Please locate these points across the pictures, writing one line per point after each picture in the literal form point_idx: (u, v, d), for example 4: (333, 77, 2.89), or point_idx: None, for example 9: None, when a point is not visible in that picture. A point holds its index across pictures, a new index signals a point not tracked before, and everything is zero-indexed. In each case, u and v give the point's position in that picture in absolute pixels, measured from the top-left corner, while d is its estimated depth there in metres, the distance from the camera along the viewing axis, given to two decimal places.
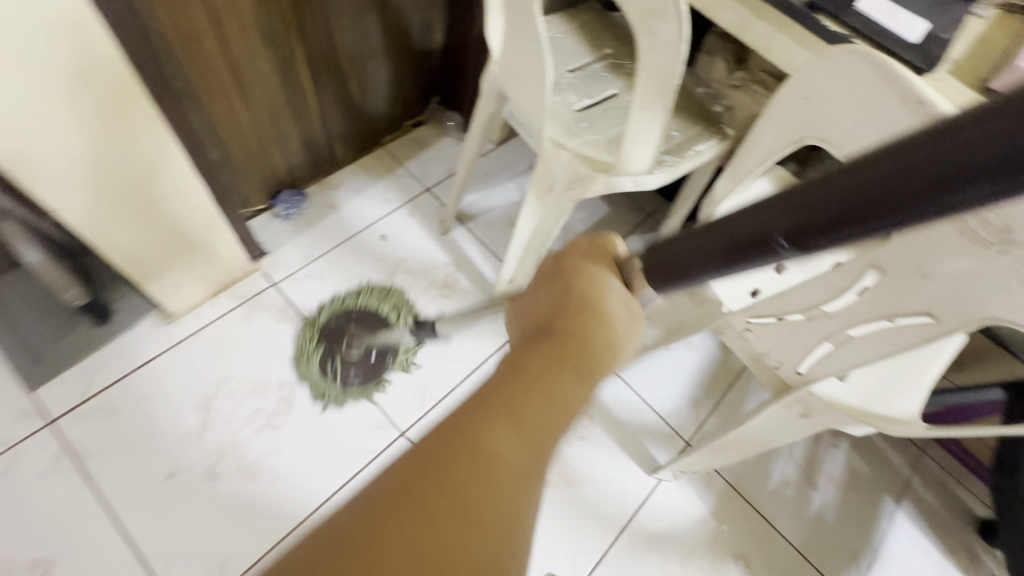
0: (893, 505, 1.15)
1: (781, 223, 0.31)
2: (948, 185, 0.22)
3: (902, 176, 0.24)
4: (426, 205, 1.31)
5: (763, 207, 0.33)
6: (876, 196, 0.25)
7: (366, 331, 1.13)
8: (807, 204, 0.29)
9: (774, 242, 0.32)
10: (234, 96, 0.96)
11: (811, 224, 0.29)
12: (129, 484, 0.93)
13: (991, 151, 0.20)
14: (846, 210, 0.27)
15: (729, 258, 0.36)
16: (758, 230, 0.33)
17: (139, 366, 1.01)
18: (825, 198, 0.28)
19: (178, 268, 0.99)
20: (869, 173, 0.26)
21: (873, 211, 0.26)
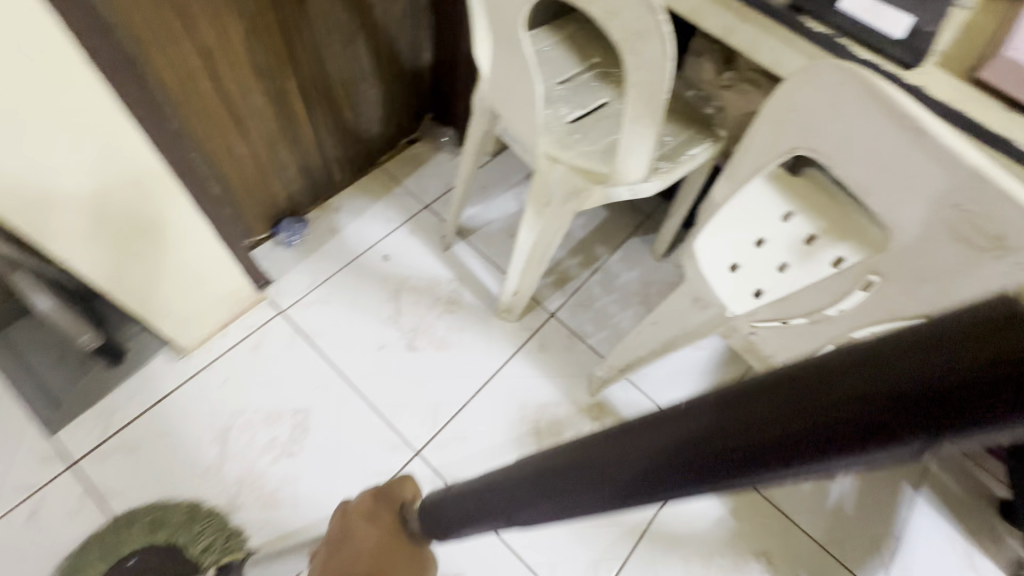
0: (912, 491, 1.15)
1: (684, 459, 0.21)
2: (910, 419, 0.16)
3: (830, 414, 0.17)
4: (426, 222, 1.32)
5: (652, 427, 0.24)
6: (821, 436, 0.17)
7: (375, 353, 1.14)
8: (702, 445, 0.21)
9: (680, 480, 0.22)
10: (231, 132, 0.98)
11: (732, 466, 0.20)
12: (153, 521, 0.94)
13: (960, 384, 0.15)
14: (767, 442, 0.19)
15: (619, 486, 0.25)
16: (655, 468, 0.23)
17: (154, 403, 1.03)
18: (734, 423, 0.20)
19: (190, 303, 1.01)
20: (791, 399, 0.19)
21: (791, 453, 0.18)
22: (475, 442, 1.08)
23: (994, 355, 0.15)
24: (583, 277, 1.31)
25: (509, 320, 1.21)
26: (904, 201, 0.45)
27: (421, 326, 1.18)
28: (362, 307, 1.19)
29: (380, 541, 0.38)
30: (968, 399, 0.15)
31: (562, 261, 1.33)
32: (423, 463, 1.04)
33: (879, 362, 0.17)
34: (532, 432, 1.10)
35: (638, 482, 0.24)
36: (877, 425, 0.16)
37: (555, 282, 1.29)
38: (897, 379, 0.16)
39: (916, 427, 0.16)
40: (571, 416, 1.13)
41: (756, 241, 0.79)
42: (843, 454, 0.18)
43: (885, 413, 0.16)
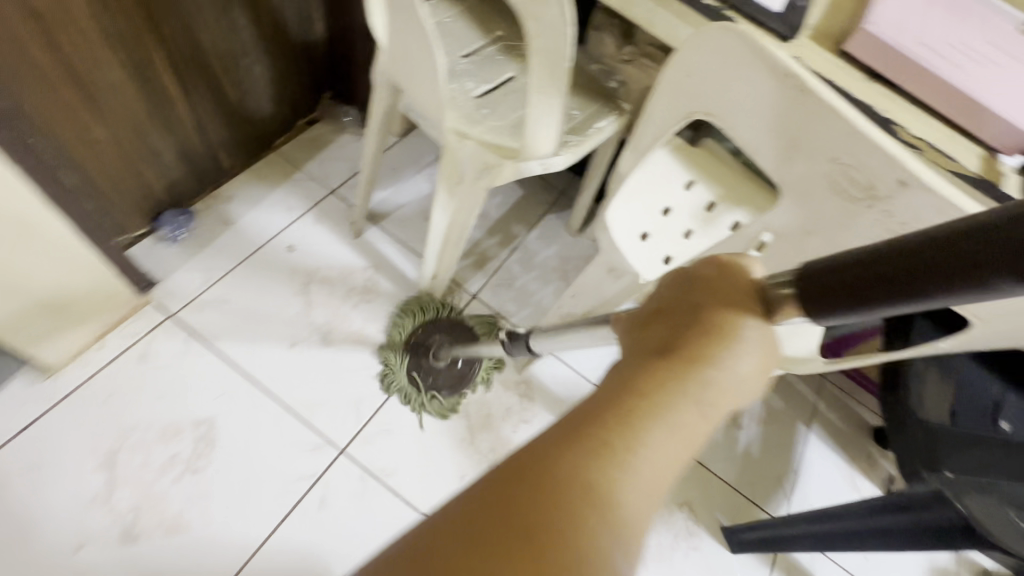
0: (806, 430, 1.28)
1: (835, 290, 0.30)
2: (964, 274, 0.24)
3: (912, 263, 0.26)
4: (333, 208, 1.24)
5: (814, 273, 0.32)
6: (912, 276, 0.26)
7: (286, 351, 1.06)
8: (838, 278, 0.30)
9: (831, 305, 0.31)
10: (84, 111, 0.84)
11: (872, 297, 0.28)
12: (25, 567, 0.81)
13: (991, 247, 0.23)
14: (893, 279, 0.27)
15: (796, 311, 0.32)
16: (807, 298, 0.32)
17: (18, 433, 0.88)
18: (856, 272, 0.29)
19: (52, 313, 0.87)
20: (914, 256, 0.26)
21: (890, 294, 0.27)
22: (404, 432, 1.04)
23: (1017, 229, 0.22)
24: (503, 256, 1.30)
25: (430, 305, 1.18)
26: (790, 160, 0.49)
27: (335, 319, 1.11)
28: (267, 304, 1.09)
29: (734, 298, 0.36)
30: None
31: (480, 242, 1.31)
32: (348, 461, 0.99)
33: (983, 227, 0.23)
34: (461, 417, 1.08)
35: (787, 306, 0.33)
36: (969, 269, 0.24)
37: (474, 264, 1.27)
38: (966, 246, 0.24)
39: (987, 275, 0.23)
40: (500, 396, 1.13)
41: (662, 211, 0.82)
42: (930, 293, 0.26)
43: (968, 264, 0.24)
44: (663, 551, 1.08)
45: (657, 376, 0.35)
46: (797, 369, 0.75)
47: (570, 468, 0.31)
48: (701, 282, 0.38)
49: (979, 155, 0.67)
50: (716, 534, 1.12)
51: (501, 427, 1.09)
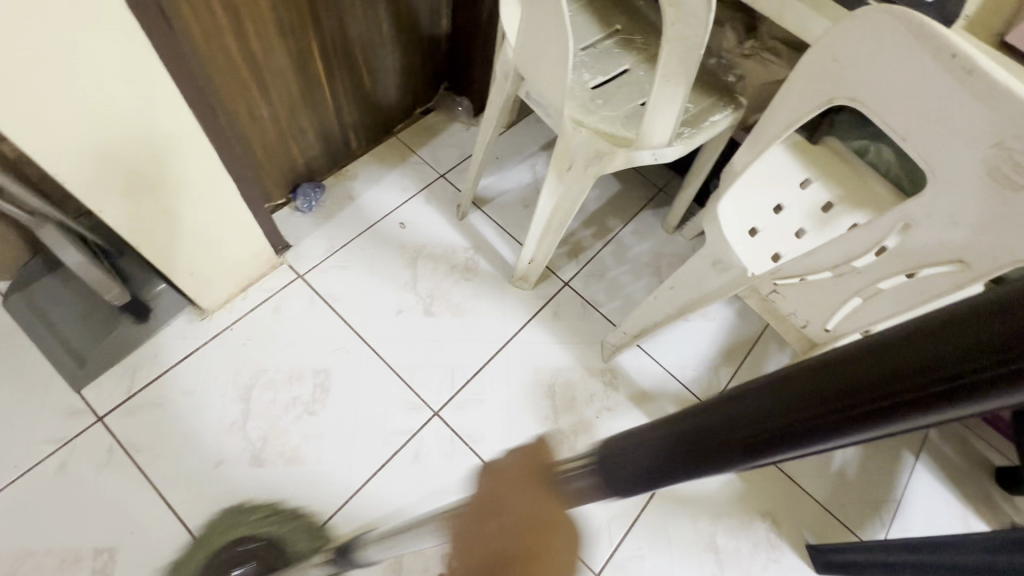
0: (912, 459, 1.19)
1: (714, 440, 0.22)
2: (967, 376, 0.16)
3: (860, 378, 0.19)
4: (441, 191, 1.33)
5: (690, 413, 0.24)
6: (865, 397, 0.18)
7: (393, 317, 1.16)
8: (744, 413, 0.22)
9: (714, 457, 0.23)
10: (254, 91, 0.98)
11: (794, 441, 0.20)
12: (177, 472, 0.96)
13: (990, 334, 0.16)
14: (804, 413, 0.20)
15: (692, 460, 0.23)
16: (710, 446, 0.23)
17: (177, 362, 1.04)
18: (778, 399, 0.21)
19: (213, 263, 1.02)
20: (827, 378, 0.19)
21: (825, 425, 0.19)
22: (492, 403, 1.10)
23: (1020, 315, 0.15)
24: (596, 248, 1.33)
25: (524, 288, 1.23)
26: (942, 147, 0.48)
27: (437, 293, 1.20)
28: (380, 273, 1.20)
29: (530, 475, 0.31)
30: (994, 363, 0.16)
31: (575, 232, 1.34)
32: (440, 423, 1.06)
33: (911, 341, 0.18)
34: (546, 397, 1.12)
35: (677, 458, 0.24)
36: (918, 387, 0.17)
37: (568, 253, 1.31)
38: (951, 338, 0.17)
39: (939, 396, 0.17)
40: (585, 383, 1.15)
41: (776, 207, 0.81)
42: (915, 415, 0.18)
43: (904, 378, 0.18)
44: (742, 559, 1.05)
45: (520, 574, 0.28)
46: None
47: None
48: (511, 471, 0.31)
49: None
50: (802, 552, 1.07)
51: (584, 411, 1.12)
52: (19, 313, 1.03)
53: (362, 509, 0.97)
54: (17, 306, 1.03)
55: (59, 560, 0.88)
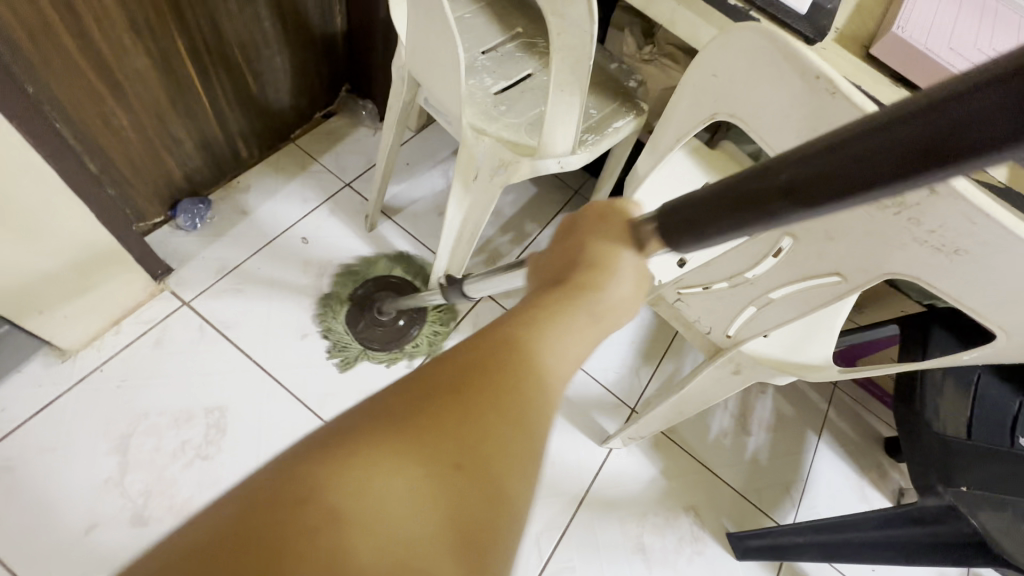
0: (815, 439, 1.27)
1: (734, 204, 0.34)
2: (891, 162, 0.25)
3: (826, 158, 0.28)
4: (347, 201, 1.25)
5: (757, 172, 0.32)
6: (823, 175, 0.28)
7: (298, 342, 1.06)
8: (752, 183, 0.32)
9: (729, 216, 0.35)
10: (109, 98, 0.85)
11: (822, 195, 0.28)
12: (39, 543, 0.83)
13: (910, 128, 0.24)
14: (833, 174, 0.27)
15: (719, 217, 0.35)
16: (733, 203, 0.34)
17: (35, 414, 0.90)
18: (773, 176, 0.31)
19: (71, 297, 0.88)
20: (804, 160, 0.29)
21: (798, 195, 0.29)
22: None
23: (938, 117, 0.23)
24: (515, 254, 1.30)
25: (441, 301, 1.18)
26: None
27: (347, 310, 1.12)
28: (280, 294, 1.10)
29: (611, 219, 0.46)
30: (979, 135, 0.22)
31: (492, 239, 1.31)
32: None
33: (928, 108, 0.23)
34: None
35: (712, 216, 0.36)
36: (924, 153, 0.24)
37: (486, 261, 1.27)
38: (884, 134, 0.25)
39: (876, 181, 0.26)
40: None
41: None
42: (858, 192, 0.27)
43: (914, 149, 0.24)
44: (667, 555, 1.07)
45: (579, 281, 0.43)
46: (811, 377, 0.74)
47: (443, 426, 0.33)
48: (586, 215, 0.47)
49: None
50: (722, 539, 1.11)
51: None
52: None
53: None
54: None
55: None
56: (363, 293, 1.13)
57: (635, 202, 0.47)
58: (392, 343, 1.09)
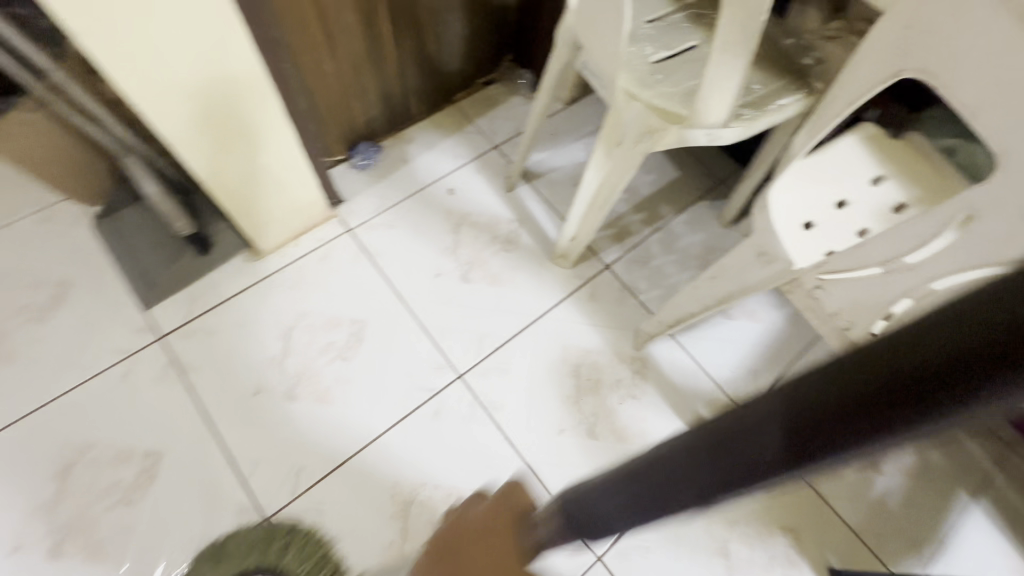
0: (968, 500, 1.07)
1: (734, 457, 0.25)
2: (944, 380, 0.17)
3: (831, 397, 0.20)
4: (493, 162, 1.34)
5: (696, 444, 0.27)
6: (851, 422, 0.20)
7: (431, 279, 1.18)
8: (754, 438, 0.23)
9: (745, 477, 0.25)
10: (322, 46, 1.02)
11: (812, 440, 0.21)
12: (220, 394, 1.03)
13: (948, 346, 0.17)
14: (822, 453, 0.21)
15: (735, 479, 0.25)
16: (751, 465, 0.24)
17: (232, 296, 1.12)
18: (780, 424, 0.22)
19: (270, 208, 1.09)
20: (816, 398, 0.21)
21: (822, 448, 0.21)
22: (517, 375, 1.10)
23: (990, 323, 0.16)
24: (644, 234, 1.29)
25: (563, 266, 1.22)
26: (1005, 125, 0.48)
27: (476, 260, 1.21)
28: (423, 236, 1.23)
29: None
30: (996, 353, 0.16)
31: (623, 216, 1.31)
32: (463, 386, 1.08)
33: (955, 321, 0.17)
34: (571, 375, 1.11)
35: (724, 481, 0.26)
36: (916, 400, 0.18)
37: (613, 236, 1.28)
38: (922, 350, 0.18)
39: (937, 405, 0.17)
40: (613, 366, 1.13)
41: (839, 203, 0.75)
42: (916, 430, 0.19)
43: (888, 391, 0.19)
44: (754, 569, 1.00)
45: None
46: None
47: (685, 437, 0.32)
48: None
49: None
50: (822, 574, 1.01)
51: (607, 395, 1.10)
52: (104, 235, 1.14)
53: (377, 455, 1.01)
54: (104, 229, 1.14)
55: (113, 455, 0.97)
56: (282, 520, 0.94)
57: None
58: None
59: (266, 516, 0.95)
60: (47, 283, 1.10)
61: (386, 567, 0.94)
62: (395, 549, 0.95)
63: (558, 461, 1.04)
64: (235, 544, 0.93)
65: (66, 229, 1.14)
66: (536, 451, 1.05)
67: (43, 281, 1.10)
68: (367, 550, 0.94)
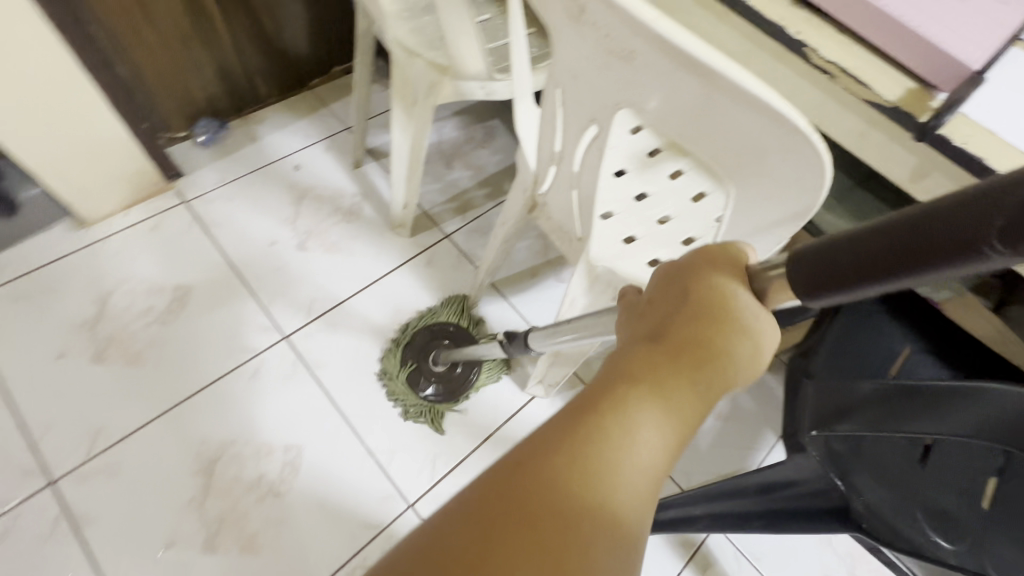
0: (773, 438, 1.16)
1: (857, 264, 0.29)
2: None
3: (978, 206, 0.24)
4: (343, 142, 1.39)
5: (855, 232, 0.30)
6: (972, 236, 0.24)
7: (266, 248, 1.20)
8: (882, 242, 0.28)
9: (865, 282, 0.29)
10: (137, 15, 1.05)
11: (947, 249, 0.25)
12: (20, 360, 1.00)
13: None
14: (874, 268, 0.28)
15: (851, 281, 0.30)
16: (877, 267, 0.28)
17: (46, 264, 1.09)
18: (904, 235, 0.27)
19: (87, 176, 1.08)
20: (964, 214, 0.24)
21: (945, 254, 0.25)
22: (344, 335, 1.12)
23: None
24: (486, 207, 1.35)
25: (402, 235, 1.27)
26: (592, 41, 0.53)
27: (316, 230, 1.24)
28: (264, 208, 1.25)
29: (727, 269, 0.39)
30: None
31: (467, 191, 1.37)
32: (287, 346, 1.09)
33: None
34: (399, 335, 1.14)
35: (841, 281, 0.31)
36: (954, 237, 0.24)
37: (456, 208, 1.34)
38: None
39: None
40: (443, 326, 1.17)
41: None
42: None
43: (947, 234, 0.25)
44: None
45: (692, 334, 0.37)
46: None
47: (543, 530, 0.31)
48: (689, 268, 0.40)
49: (908, 87, 0.63)
50: None
51: None
52: None
53: (186, 414, 1.00)
54: None
55: None
56: (420, 341, 1.13)
57: (750, 248, 0.41)
58: (451, 395, 1.08)
59: (55, 477, 0.91)
60: None
61: (183, 524, 0.91)
62: (195, 507, 0.93)
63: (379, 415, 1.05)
64: (17, 507, 0.89)
65: None
66: (357, 407, 1.05)
67: None
68: (163, 506, 0.92)
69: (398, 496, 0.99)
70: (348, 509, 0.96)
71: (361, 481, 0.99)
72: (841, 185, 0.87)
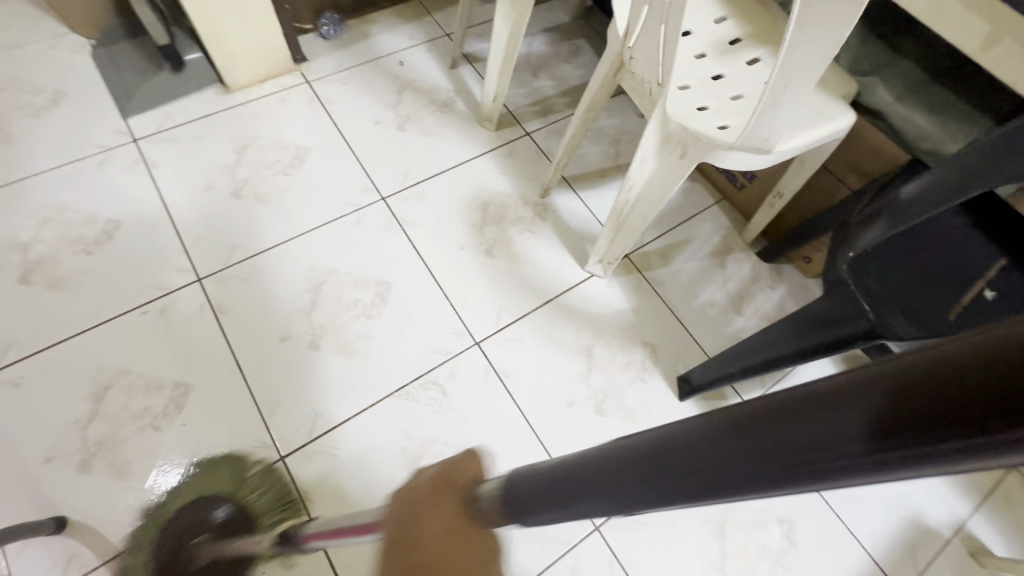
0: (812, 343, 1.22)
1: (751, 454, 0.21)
2: (977, 417, 0.16)
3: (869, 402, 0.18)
4: (442, 46, 1.53)
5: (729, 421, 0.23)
6: (875, 439, 0.18)
7: (371, 125, 1.37)
8: (782, 434, 0.20)
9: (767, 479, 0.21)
10: None
11: (843, 451, 0.19)
12: (180, 186, 1.23)
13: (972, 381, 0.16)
14: (831, 456, 0.19)
15: (752, 478, 0.21)
16: (773, 462, 0.21)
17: (200, 117, 1.32)
18: (801, 421, 0.20)
19: (239, 46, 1.28)
20: (866, 404, 0.19)
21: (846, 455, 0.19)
22: (432, 203, 1.28)
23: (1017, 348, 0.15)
24: (565, 114, 1.47)
25: (488, 129, 1.41)
26: None
27: (413, 116, 1.40)
28: (372, 93, 1.42)
29: (450, 504, 0.34)
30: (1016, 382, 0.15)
31: (550, 98, 1.49)
32: (385, 206, 1.27)
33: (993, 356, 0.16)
34: (479, 208, 1.29)
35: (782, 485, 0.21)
36: (891, 438, 0.18)
37: (538, 112, 1.46)
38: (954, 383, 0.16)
39: (966, 434, 0.16)
40: (517, 208, 1.31)
41: (699, 54, 0.91)
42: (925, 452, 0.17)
43: (909, 411, 0.17)
44: (611, 367, 1.15)
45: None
46: (723, 156, 0.85)
47: None
48: (417, 498, 0.35)
49: None
50: (670, 381, 1.16)
51: (508, 228, 1.28)
52: (98, 58, 1.34)
53: (301, 244, 1.20)
54: (98, 53, 1.34)
55: (81, 218, 1.16)
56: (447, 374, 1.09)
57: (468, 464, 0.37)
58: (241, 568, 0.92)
59: (201, 277, 1.14)
60: (47, 89, 1.29)
61: (295, 325, 1.11)
62: (305, 314, 1.13)
63: (457, 268, 1.21)
64: (171, 293, 1.11)
65: (68, 51, 1.34)
66: (437, 259, 1.22)
67: (42, 89, 1.29)
68: (281, 310, 1.12)
69: (468, 334, 1.15)
70: (427, 336, 1.13)
71: (438, 314, 1.16)
72: (917, 78, 0.92)
